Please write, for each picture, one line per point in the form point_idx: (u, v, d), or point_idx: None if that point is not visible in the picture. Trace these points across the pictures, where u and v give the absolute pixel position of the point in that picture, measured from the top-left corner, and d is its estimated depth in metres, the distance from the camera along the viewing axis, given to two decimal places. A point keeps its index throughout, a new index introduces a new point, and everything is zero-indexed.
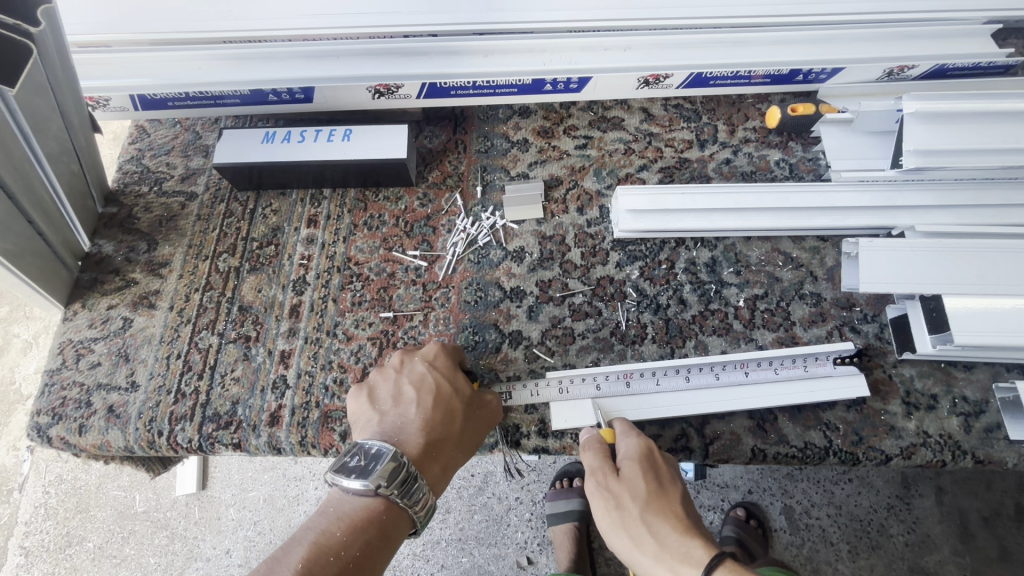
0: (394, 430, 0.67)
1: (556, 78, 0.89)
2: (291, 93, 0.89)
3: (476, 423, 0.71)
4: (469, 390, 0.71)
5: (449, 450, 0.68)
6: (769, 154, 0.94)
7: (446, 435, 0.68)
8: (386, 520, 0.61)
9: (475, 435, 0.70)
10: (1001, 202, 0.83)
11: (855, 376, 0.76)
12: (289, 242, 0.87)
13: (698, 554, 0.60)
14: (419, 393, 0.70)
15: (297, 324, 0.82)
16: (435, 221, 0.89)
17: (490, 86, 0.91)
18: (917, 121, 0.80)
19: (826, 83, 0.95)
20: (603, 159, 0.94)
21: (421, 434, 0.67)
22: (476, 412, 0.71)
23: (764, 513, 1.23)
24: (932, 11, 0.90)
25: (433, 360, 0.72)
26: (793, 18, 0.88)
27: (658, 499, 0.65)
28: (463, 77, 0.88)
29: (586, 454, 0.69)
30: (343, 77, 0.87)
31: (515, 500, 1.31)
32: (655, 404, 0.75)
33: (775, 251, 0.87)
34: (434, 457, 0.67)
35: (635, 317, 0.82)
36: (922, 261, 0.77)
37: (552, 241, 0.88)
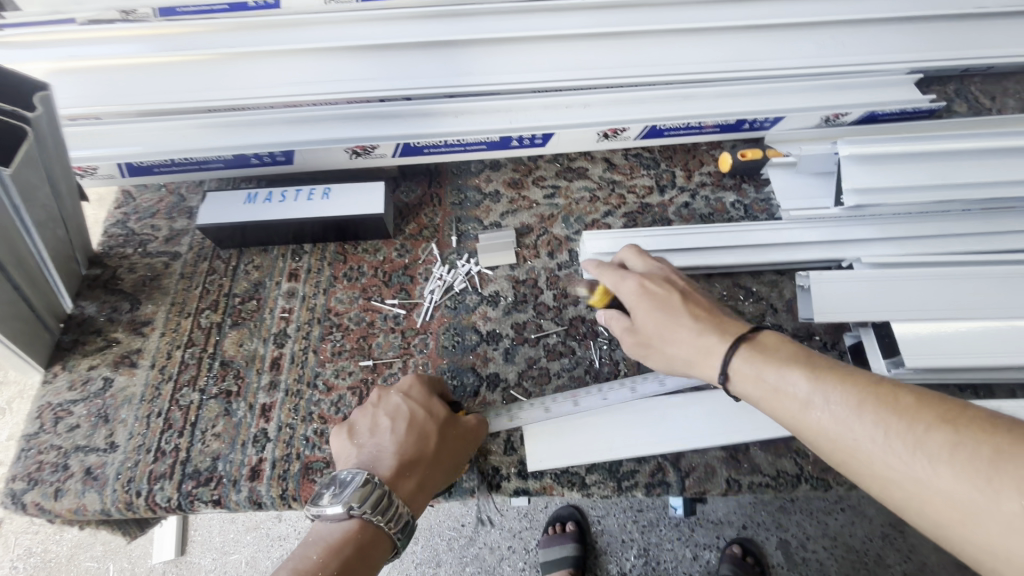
0: (372, 459, 0.68)
1: (521, 135, 0.96)
2: (273, 156, 0.94)
3: (453, 444, 0.72)
4: (445, 412, 0.73)
5: (427, 469, 0.69)
6: (725, 196, 1.00)
7: (422, 456, 0.69)
8: (363, 538, 0.62)
9: (456, 452, 0.72)
10: (938, 233, 0.90)
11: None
12: (271, 296, 0.90)
13: (722, 339, 0.63)
14: (395, 416, 0.71)
15: (277, 376, 0.83)
16: (413, 270, 0.92)
17: (461, 144, 0.97)
18: (852, 163, 0.88)
19: (770, 131, 1.03)
20: (570, 207, 0.99)
21: (397, 455, 0.68)
22: (451, 433, 0.72)
23: (761, 549, 1.24)
24: (839, 66, 1.04)
25: (409, 389, 0.75)
26: (721, 76, 1.01)
27: (668, 322, 0.66)
28: (435, 136, 0.95)
29: (608, 317, 0.73)
30: (322, 140, 0.93)
31: (509, 549, 1.30)
32: (629, 441, 0.78)
33: (736, 286, 0.91)
34: (410, 474, 0.68)
35: (607, 354, 0.86)
36: (871, 291, 0.82)
37: (525, 284, 0.91)
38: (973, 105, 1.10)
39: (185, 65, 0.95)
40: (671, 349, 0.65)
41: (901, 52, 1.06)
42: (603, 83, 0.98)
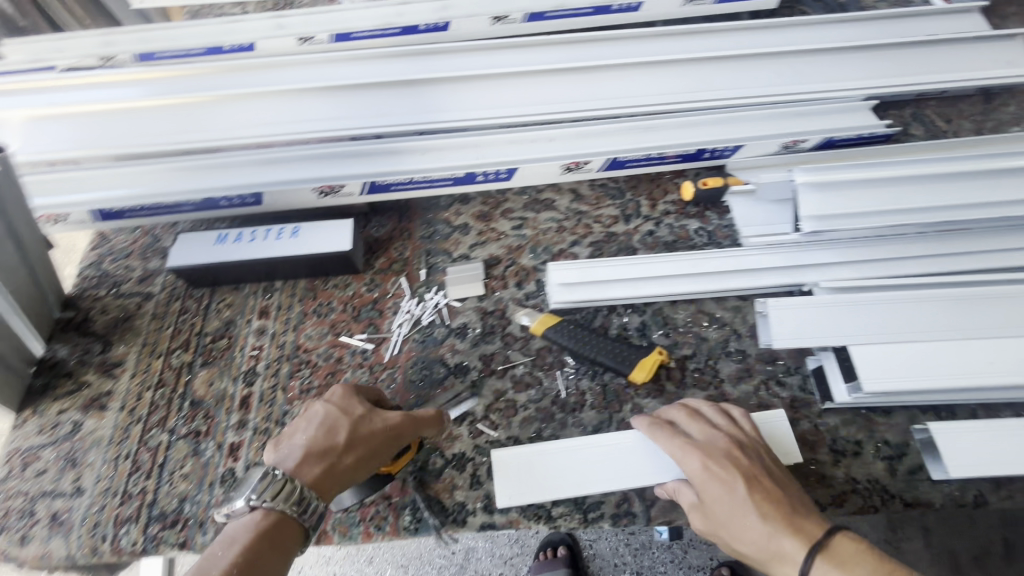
0: (284, 453, 0.71)
1: (486, 171, 0.98)
2: (242, 197, 0.97)
3: (364, 436, 0.72)
4: (362, 409, 0.74)
5: (338, 459, 0.70)
6: (688, 224, 1.02)
7: (331, 449, 0.70)
8: (268, 526, 0.66)
9: (371, 445, 0.72)
10: (899, 254, 0.91)
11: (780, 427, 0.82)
12: (241, 333, 0.91)
13: (796, 546, 0.66)
14: (310, 415, 0.73)
15: (246, 415, 0.84)
16: (381, 304, 0.93)
17: (427, 181, 0.99)
18: (808, 189, 0.90)
19: (731, 159, 1.05)
20: (537, 238, 1.01)
21: (304, 450, 0.70)
22: (362, 426, 0.72)
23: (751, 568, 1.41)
24: (791, 95, 1.08)
25: (330, 391, 0.76)
26: (677, 106, 1.05)
27: (739, 515, 0.69)
28: (400, 174, 0.97)
29: (682, 491, 0.74)
30: (290, 181, 0.96)
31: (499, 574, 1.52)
32: (601, 477, 0.78)
33: (700, 312, 0.93)
34: (316, 466, 0.69)
35: (574, 384, 0.87)
36: (827, 316, 0.83)
37: (493, 315, 0.92)
38: (929, 128, 1.13)
39: (166, 109, 1.02)
40: (742, 541, 0.69)
41: (848, 79, 1.11)
42: (566, 116, 1.02)
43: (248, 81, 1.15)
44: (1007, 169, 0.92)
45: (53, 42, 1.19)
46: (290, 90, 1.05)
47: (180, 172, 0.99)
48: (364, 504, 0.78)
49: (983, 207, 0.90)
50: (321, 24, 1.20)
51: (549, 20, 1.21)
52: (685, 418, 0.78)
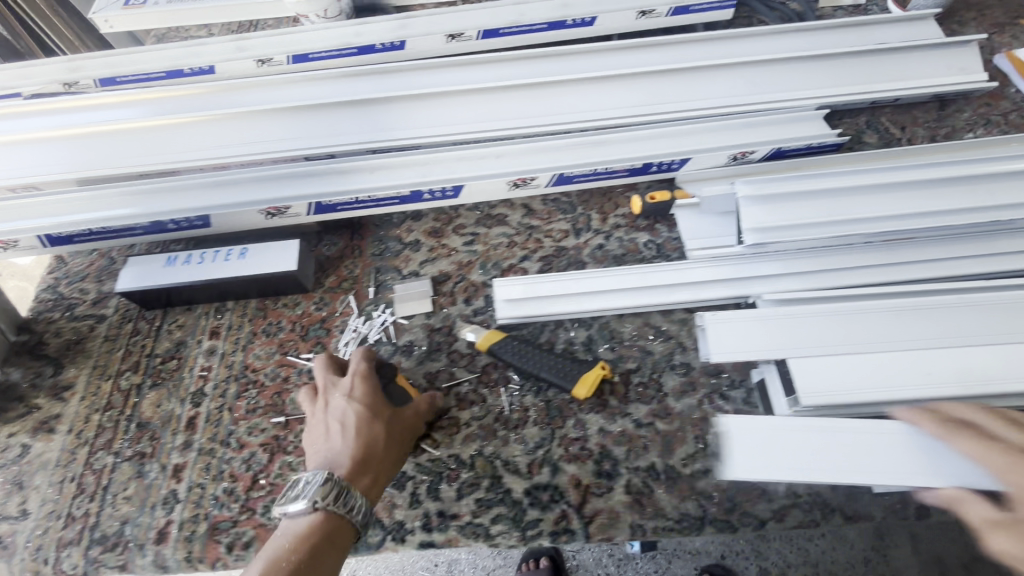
0: (327, 460, 0.75)
1: (431, 188, 0.99)
2: (188, 220, 0.98)
3: (398, 437, 0.78)
4: (391, 411, 0.79)
5: (380, 461, 0.76)
6: (638, 237, 1.02)
7: (373, 453, 0.75)
8: (326, 528, 0.71)
9: (404, 438, 0.79)
10: (841, 265, 0.91)
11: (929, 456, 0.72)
12: (191, 354, 0.92)
13: None
14: (346, 418, 0.77)
15: (192, 436, 0.85)
16: (330, 322, 0.94)
17: (373, 200, 1.00)
18: (748, 202, 0.91)
19: (680, 171, 1.05)
20: (488, 253, 1.01)
21: (351, 456, 0.74)
22: (396, 427, 0.78)
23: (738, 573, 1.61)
24: (738, 106, 1.09)
25: (352, 389, 0.80)
26: (623, 118, 1.06)
27: None
28: (344, 193, 0.97)
29: (977, 501, 0.68)
30: (235, 204, 0.97)
31: None
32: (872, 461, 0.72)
33: (646, 325, 0.93)
34: (364, 471, 0.74)
35: (518, 401, 0.87)
36: (767, 329, 0.82)
37: (440, 332, 0.93)
38: (883, 136, 1.13)
39: (122, 132, 1.07)
40: None
41: (796, 89, 1.12)
42: (518, 131, 1.05)
43: (206, 104, 1.17)
44: (949, 178, 0.92)
45: (17, 69, 1.21)
46: (243, 112, 1.07)
47: (130, 195, 1.00)
48: None
49: (926, 216, 0.90)
50: (279, 45, 1.22)
51: (504, 36, 1.23)
52: (1003, 425, 0.72)
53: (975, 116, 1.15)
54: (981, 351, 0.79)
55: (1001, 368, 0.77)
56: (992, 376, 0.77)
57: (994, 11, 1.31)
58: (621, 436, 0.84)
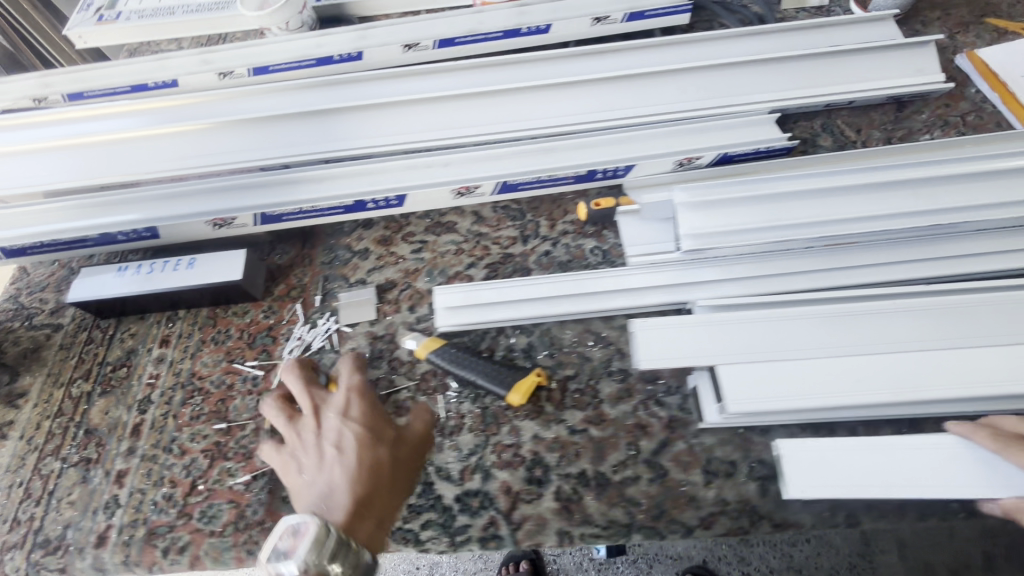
0: (328, 495, 0.77)
1: (374, 198, 1.00)
2: (137, 232, 1.00)
3: (401, 468, 0.80)
4: (389, 438, 0.81)
5: (386, 497, 0.77)
6: (585, 243, 1.03)
7: (376, 489, 0.77)
8: None
9: (406, 466, 0.80)
10: (780, 271, 0.91)
11: (982, 464, 0.72)
12: (141, 362, 0.94)
13: None
14: (342, 445, 0.80)
15: (136, 442, 0.87)
16: (276, 330, 0.96)
17: (317, 210, 1.01)
18: (686, 209, 0.91)
19: (627, 177, 1.05)
20: (435, 261, 1.02)
21: (354, 486, 0.76)
22: (399, 456, 0.80)
23: None
24: (691, 112, 1.08)
25: (344, 407, 0.83)
26: (571, 127, 1.07)
27: None
28: (288, 204, 0.99)
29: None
30: (182, 215, 0.99)
31: None
32: (899, 475, 0.73)
33: (586, 331, 0.93)
34: (369, 502, 0.76)
35: (454, 407, 0.88)
36: (696, 335, 0.82)
37: (382, 340, 0.94)
38: (838, 139, 1.12)
39: (83, 145, 1.09)
40: None
41: (749, 93, 1.12)
42: (465, 140, 1.06)
43: (168, 116, 1.19)
44: (889, 182, 0.91)
45: None
46: (198, 125, 1.09)
47: (85, 207, 1.03)
48: (237, 529, 0.80)
49: (864, 221, 0.89)
50: (240, 57, 1.25)
51: (460, 45, 1.24)
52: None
53: (933, 117, 1.13)
54: (913, 357, 0.78)
55: (932, 375, 0.77)
56: (924, 384, 0.76)
57: (960, 10, 1.29)
58: (554, 442, 0.84)
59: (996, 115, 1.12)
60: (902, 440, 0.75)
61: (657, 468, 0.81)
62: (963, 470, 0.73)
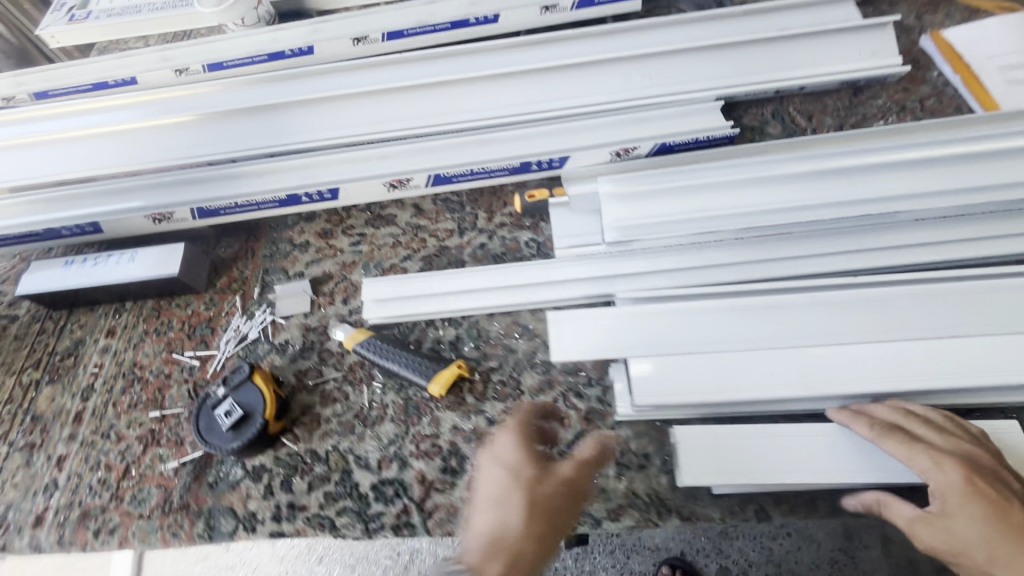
0: (495, 532, 0.69)
1: (308, 192, 1.02)
2: (81, 226, 1.04)
3: (560, 501, 0.72)
4: (530, 472, 0.73)
5: (532, 537, 0.69)
6: (520, 235, 1.03)
7: (516, 529, 0.69)
8: None
9: (564, 501, 0.72)
10: (708, 263, 0.89)
11: (858, 449, 0.75)
12: (87, 352, 0.99)
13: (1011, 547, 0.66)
14: (549, 486, 0.72)
15: (77, 428, 0.91)
16: (215, 322, 0.99)
17: (253, 203, 1.03)
18: (611, 200, 0.90)
19: (564, 169, 1.04)
20: (372, 253, 1.03)
21: (535, 533, 0.69)
22: (544, 489, 0.72)
23: (697, 568, 1.61)
24: (634, 101, 1.05)
25: (495, 444, 0.76)
26: (512, 119, 1.04)
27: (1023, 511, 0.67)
28: (226, 198, 1.02)
29: (898, 501, 0.72)
30: (123, 209, 1.03)
31: None
32: (793, 465, 0.75)
33: (514, 323, 0.93)
34: (542, 548, 0.69)
35: (378, 397, 0.89)
36: (609, 327, 0.82)
37: (315, 331, 0.96)
38: (787, 126, 1.09)
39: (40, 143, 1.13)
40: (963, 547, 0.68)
41: (699, 80, 1.07)
42: (396, 135, 1.04)
43: None
44: (823, 171, 0.89)
45: None
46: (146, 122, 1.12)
47: (32, 204, 1.05)
48: (164, 512, 0.83)
49: (795, 211, 0.87)
50: (195, 54, 1.27)
51: (409, 37, 1.24)
52: (918, 426, 0.74)
53: (889, 102, 1.09)
54: (818, 355, 0.79)
55: (840, 369, 0.78)
56: (831, 378, 0.78)
57: None
58: (472, 433, 0.85)
59: (957, 99, 1.08)
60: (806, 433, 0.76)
61: None
62: (849, 457, 0.75)
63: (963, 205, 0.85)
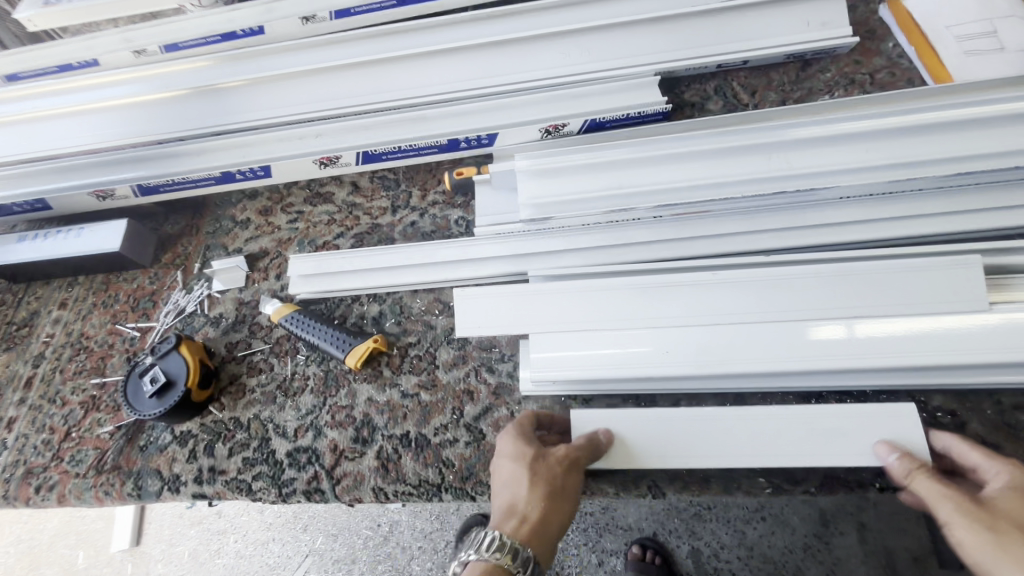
0: (513, 505, 0.71)
1: (240, 170, 1.05)
2: (31, 203, 1.09)
3: (566, 476, 0.72)
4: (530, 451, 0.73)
5: (552, 502, 0.71)
6: (450, 213, 1.03)
7: (525, 499, 0.71)
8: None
9: (567, 474, 0.72)
10: (622, 241, 0.90)
11: (757, 432, 0.72)
12: (41, 323, 1.05)
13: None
14: (548, 466, 0.72)
15: (27, 393, 0.97)
16: (157, 295, 1.04)
17: (190, 180, 1.07)
18: (527, 176, 0.90)
19: (493, 146, 1.04)
20: (307, 231, 1.06)
21: (544, 503, 0.70)
22: (545, 465, 0.72)
23: (670, 552, 1.43)
24: (568, 77, 1.02)
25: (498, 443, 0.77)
26: (441, 97, 1.04)
27: None
28: (161, 176, 1.06)
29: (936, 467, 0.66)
30: (68, 187, 1.07)
31: (417, 549, 1.65)
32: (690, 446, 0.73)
33: (436, 300, 0.95)
34: (550, 522, 0.71)
35: (302, 369, 0.93)
36: (511, 303, 0.83)
37: (248, 306, 1.00)
38: (728, 102, 1.06)
39: None
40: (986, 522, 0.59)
41: (637, 55, 1.03)
42: (324, 115, 1.04)
43: None
44: (743, 147, 0.86)
45: None
46: None
47: None
48: (98, 473, 0.88)
49: (710, 188, 0.85)
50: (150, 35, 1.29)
51: (356, 16, 1.25)
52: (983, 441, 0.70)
53: (838, 76, 1.04)
54: (715, 332, 0.79)
55: (738, 349, 0.77)
56: (726, 359, 0.77)
57: None
58: (385, 405, 0.88)
59: (910, 71, 1.02)
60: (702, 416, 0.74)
61: (474, 433, 0.84)
62: (751, 442, 0.72)
63: (891, 181, 0.81)
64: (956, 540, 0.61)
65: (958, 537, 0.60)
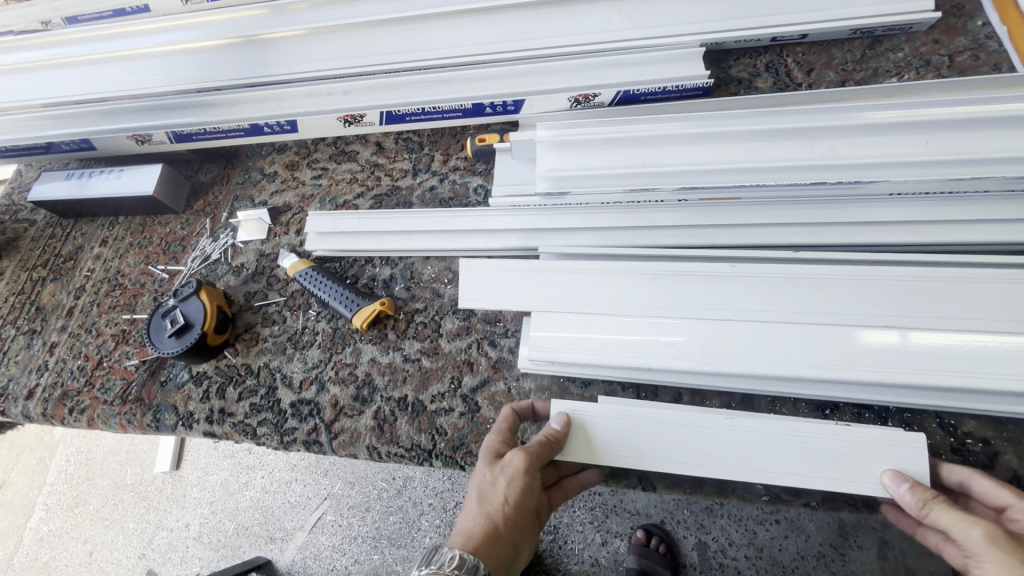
0: (465, 522, 0.68)
1: (267, 122, 1.06)
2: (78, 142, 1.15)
3: (512, 487, 0.68)
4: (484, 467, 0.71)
5: (499, 517, 0.67)
6: (470, 180, 1.02)
7: (474, 514, 0.68)
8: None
9: (514, 485, 0.68)
10: (640, 224, 0.86)
11: (756, 439, 0.68)
12: (84, 258, 1.11)
13: None
14: (495, 481, 0.69)
15: (68, 321, 1.05)
16: (186, 240, 1.08)
17: (221, 130, 1.10)
18: (547, 148, 0.86)
19: (518, 113, 1.00)
20: (330, 188, 1.07)
21: (489, 518, 0.67)
22: (494, 478, 0.69)
23: (676, 542, 1.41)
24: (604, 42, 0.95)
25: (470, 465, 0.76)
26: (469, 59, 1.00)
27: None
28: (193, 124, 1.08)
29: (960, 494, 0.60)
30: (109, 129, 1.12)
31: (428, 505, 1.70)
32: (687, 448, 0.69)
33: (447, 269, 0.95)
34: (499, 538, 0.66)
35: (312, 324, 0.95)
36: (516, 281, 0.81)
37: (267, 258, 1.03)
38: (779, 80, 0.98)
39: None
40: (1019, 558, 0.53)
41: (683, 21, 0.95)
42: (350, 71, 1.02)
43: None
44: (786, 130, 0.78)
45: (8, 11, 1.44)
46: None
47: (39, 120, 1.16)
48: (123, 403, 0.94)
49: (742, 172, 0.79)
50: None
51: None
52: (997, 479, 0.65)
53: (912, 57, 0.93)
54: (729, 327, 0.74)
55: (750, 347, 0.72)
56: (735, 358, 0.72)
57: None
58: (386, 367, 0.89)
59: (1000, 54, 0.90)
60: (705, 415, 0.70)
61: (470, 404, 0.84)
62: (750, 449, 0.68)
63: (955, 178, 0.71)
64: (980, 571, 0.56)
65: (985, 569, 0.55)
